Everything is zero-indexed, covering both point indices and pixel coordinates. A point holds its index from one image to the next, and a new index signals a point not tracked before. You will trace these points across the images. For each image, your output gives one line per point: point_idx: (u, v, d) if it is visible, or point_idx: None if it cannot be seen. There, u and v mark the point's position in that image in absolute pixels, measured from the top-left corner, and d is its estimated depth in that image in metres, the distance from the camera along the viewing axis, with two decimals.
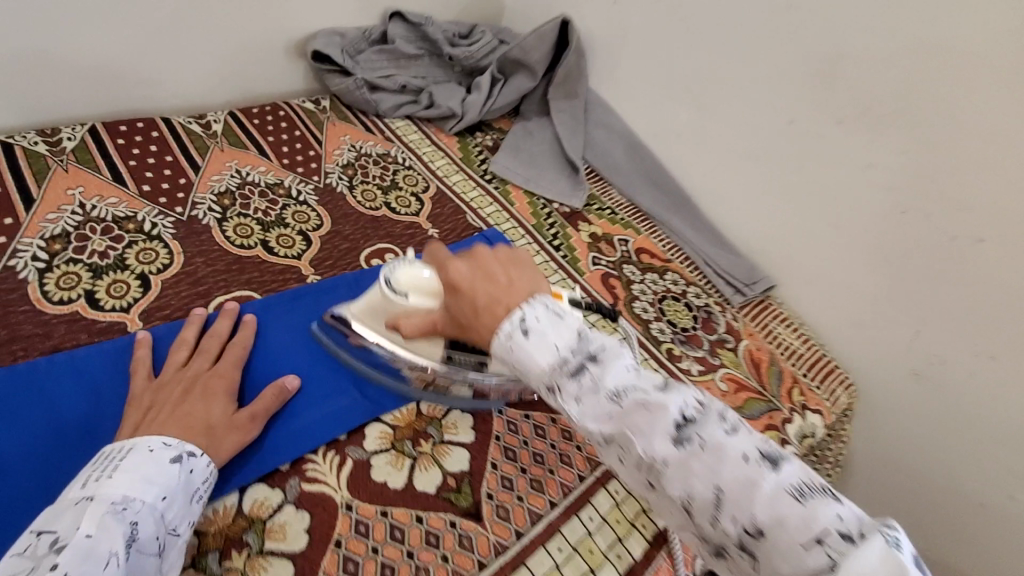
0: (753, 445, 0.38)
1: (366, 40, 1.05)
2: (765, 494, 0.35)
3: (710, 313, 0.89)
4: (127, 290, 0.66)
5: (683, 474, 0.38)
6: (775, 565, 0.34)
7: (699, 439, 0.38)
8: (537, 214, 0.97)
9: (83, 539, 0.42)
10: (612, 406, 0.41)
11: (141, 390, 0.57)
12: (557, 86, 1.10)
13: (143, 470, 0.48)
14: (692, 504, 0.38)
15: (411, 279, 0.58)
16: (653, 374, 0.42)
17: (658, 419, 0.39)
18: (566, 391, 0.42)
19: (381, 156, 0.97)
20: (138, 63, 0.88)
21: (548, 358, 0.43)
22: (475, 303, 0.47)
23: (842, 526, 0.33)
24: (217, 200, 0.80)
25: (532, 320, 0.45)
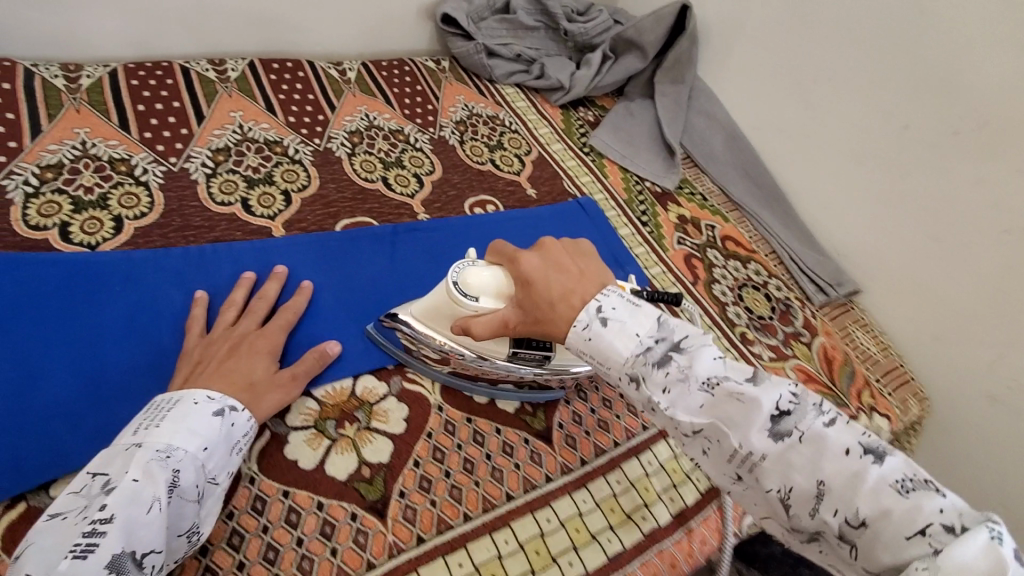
0: (853, 439, 0.41)
1: (490, 9, 1.12)
2: (868, 487, 0.39)
3: (788, 306, 0.91)
4: (274, 202, 0.77)
5: (783, 468, 0.42)
6: (874, 549, 0.38)
7: (798, 431, 0.42)
8: (629, 190, 1.01)
9: (130, 483, 0.44)
10: (704, 396, 0.46)
11: (195, 344, 0.60)
12: (665, 70, 1.12)
13: (188, 422, 0.49)
14: (793, 496, 0.42)
15: (480, 278, 0.59)
16: (739, 367, 0.47)
17: (752, 414, 0.44)
18: (655, 381, 0.47)
19: (490, 117, 1.04)
20: (294, 10, 0.99)
21: (629, 347, 0.49)
22: (552, 294, 0.53)
23: (944, 519, 0.36)
24: (348, 138, 0.90)
25: (608, 310, 0.51)
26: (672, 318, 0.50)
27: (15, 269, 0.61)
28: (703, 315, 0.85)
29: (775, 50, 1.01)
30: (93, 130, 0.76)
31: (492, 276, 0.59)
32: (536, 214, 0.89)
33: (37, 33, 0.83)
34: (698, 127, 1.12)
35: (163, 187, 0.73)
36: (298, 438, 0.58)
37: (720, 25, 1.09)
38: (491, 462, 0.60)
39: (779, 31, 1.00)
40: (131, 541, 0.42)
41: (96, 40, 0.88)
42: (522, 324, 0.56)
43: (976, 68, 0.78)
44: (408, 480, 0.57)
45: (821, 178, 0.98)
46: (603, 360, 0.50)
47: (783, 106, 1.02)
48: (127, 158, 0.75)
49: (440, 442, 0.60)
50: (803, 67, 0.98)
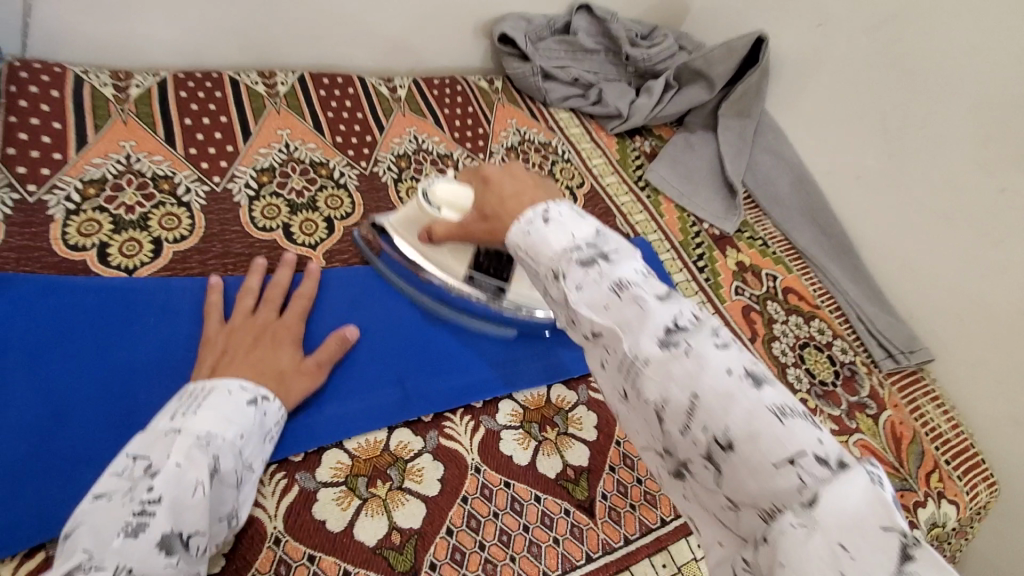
0: (740, 362, 0.36)
1: (550, 28, 1.07)
2: (744, 409, 0.34)
3: (854, 372, 0.84)
4: (316, 230, 0.74)
5: (662, 379, 0.37)
6: (740, 478, 0.33)
7: (687, 344, 0.37)
8: (685, 231, 0.94)
9: (173, 467, 0.44)
10: (610, 296, 0.40)
11: (216, 331, 0.59)
12: (731, 103, 1.05)
13: (225, 409, 0.50)
14: (666, 410, 0.36)
15: (444, 190, 0.64)
16: (659, 283, 0.41)
17: (648, 320, 0.38)
18: (570, 277, 0.42)
19: (542, 144, 0.99)
20: (349, 22, 0.95)
21: (561, 244, 0.44)
22: (504, 191, 0.51)
23: (820, 451, 0.32)
24: (395, 161, 0.86)
25: (554, 213, 0.46)
26: (612, 232, 0.45)
27: (54, 296, 0.59)
28: None
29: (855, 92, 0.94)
30: (138, 144, 0.74)
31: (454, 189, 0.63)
32: None
33: (90, 39, 0.82)
34: (762, 166, 1.05)
35: (205, 208, 0.71)
36: (327, 496, 0.54)
37: (796, 58, 1.01)
38: (529, 535, 0.56)
39: (863, 71, 0.92)
40: (178, 521, 0.43)
41: (148, 47, 0.86)
42: (476, 223, 0.55)
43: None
44: (440, 551, 0.53)
45: (895, 232, 0.91)
46: (531, 254, 0.45)
47: (859, 151, 0.94)
48: (170, 176, 0.73)
49: (475, 508, 0.56)
50: (887, 112, 0.90)
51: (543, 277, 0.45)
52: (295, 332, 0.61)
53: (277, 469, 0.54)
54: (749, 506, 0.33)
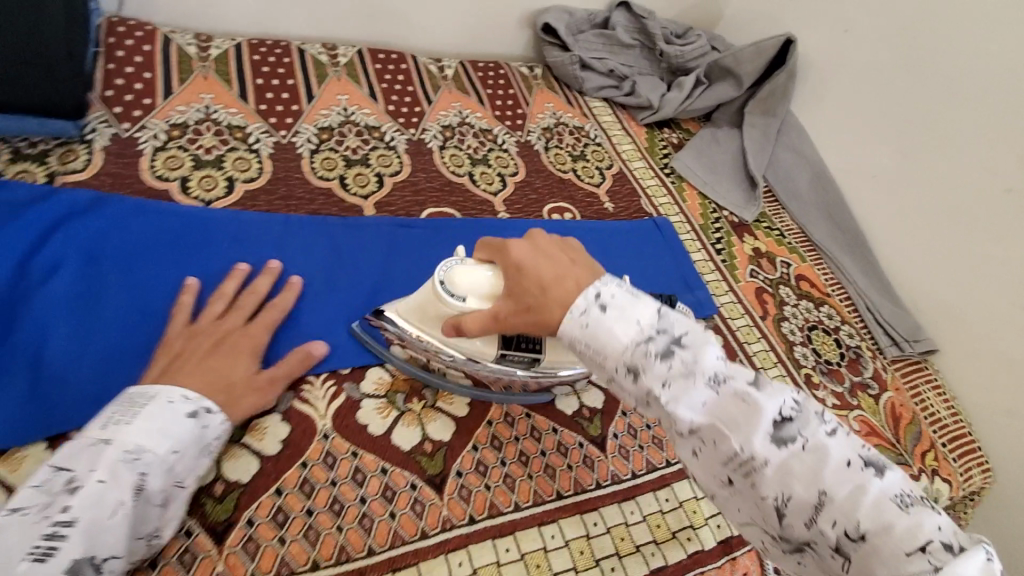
0: (851, 450, 0.41)
1: (589, 23, 1.15)
2: (869, 501, 0.39)
3: (859, 355, 0.89)
4: (367, 183, 0.82)
5: (784, 477, 0.41)
6: (870, 563, 0.38)
7: (801, 438, 0.42)
8: (706, 216, 1.00)
9: (95, 485, 0.41)
10: (709, 393, 0.44)
11: (178, 333, 0.57)
12: (758, 101, 1.11)
13: (161, 421, 0.47)
14: (790, 503, 0.41)
15: (466, 275, 0.56)
16: (745, 370, 0.45)
17: (757, 418, 0.42)
18: (654, 371, 0.45)
19: (576, 128, 1.06)
20: (406, 5, 1.04)
21: (630, 333, 0.46)
22: (543, 278, 0.50)
23: (942, 536, 0.37)
24: (441, 131, 0.93)
25: (607, 297, 0.48)
26: (672, 311, 0.48)
27: (142, 216, 0.67)
28: (767, 351, 0.83)
29: (877, 94, 0.99)
30: (216, 97, 0.83)
31: (483, 276, 0.56)
32: (614, 227, 0.90)
33: (178, 5, 0.91)
34: (784, 163, 1.09)
35: (272, 157, 0.79)
36: (370, 405, 0.60)
37: (823, 61, 1.07)
38: (545, 459, 0.61)
39: (887, 74, 0.97)
40: (92, 546, 0.40)
41: (227, 15, 0.95)
42: (513, 316, 0.52)
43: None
44: (466, 462, 0.59)
45: (910, 228, 0.95)
46: (602, 350, 0.47)
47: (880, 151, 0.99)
48: (243, 126, 0.81)
49: (498, 431, 0.62)
50: (907, 113, 0.94)
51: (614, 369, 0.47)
52: (259, 341, 0.59)
53: (327, 377, 0.61)
54: None
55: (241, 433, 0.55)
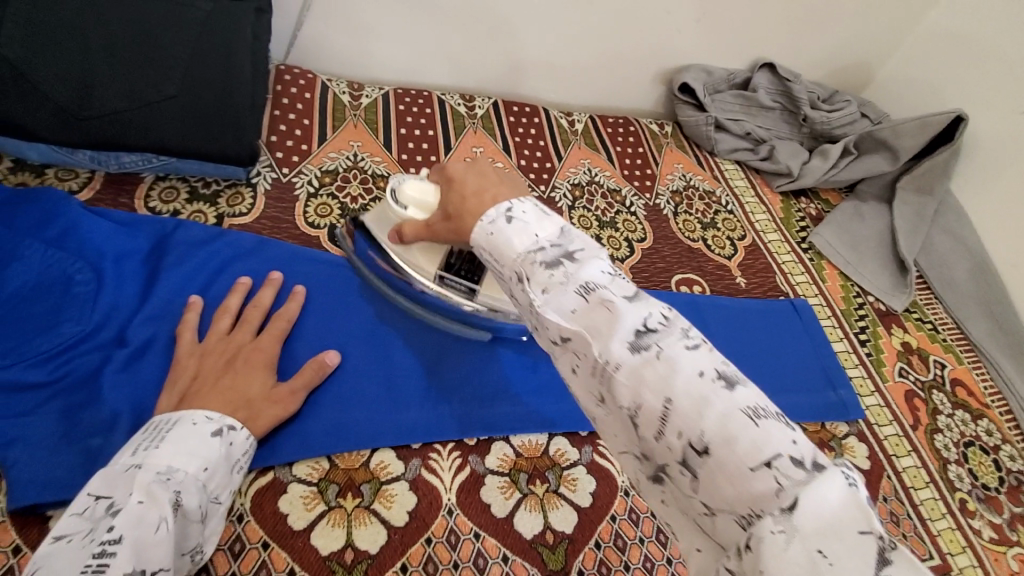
0: (710, 363, 0.35)
1: (728, 83, 1.11)
2: (717, 413, 0.32)
3: (1022, 482, 0.77)
4: None
5: (633, 384, 0.35)
6: (716, 484, 0.32)
7: (657, 348, 0.35)
8: (848, 300, 0.91)
9: (135, 504, 0.42)
10: (577, 300, 0.39)
11: (188, 352, 0.57)
12: (914, 177, 1.01)
13: (189, 442, 0.48)
14: (640, 415, 0.35)
15: (411, 188, 0.62)
16: (627, 284, 0.40)
17: (616, 322, 0.37)
18: (535, 279, 0.41)
19: (706, 192, 1.01)
20: (544, 60, 1.05)
21: (524, 245, 0.43)
22: (466, 190, 0.50)
23: (794, 452, 0.31)
24: (570, 189, 0.93)
25: (515, 211, 0.45)
26: (578, 229, 0.43)
27: (297, 263, 0.70)
28: (918, 467, 0.74)
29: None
30: (364, 145, 0.87)
31: (422, 187, 0.62)
32: (747, 306, 0.85)
33: (338, 54, 0.98)
34: (938, 247, 0.99)
35: None
36: (494, 483, 0.59)
37: (998, 141, 0.96)
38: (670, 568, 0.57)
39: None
40: (142, 560, 0.40)
41: (378, 64, 1.01)
42: (442, 225, 0.54)
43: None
44: (588, 560, 0.56)
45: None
46: (497, 257, 0.44)
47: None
48: (387, 176, 0.84)
49: (622, 529, 0.58)
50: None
51: (508, 280, 0.44)
52: (270, 355, 0.60)
53: (454, 448, 0.60)
54: (727, 511, 0.32)
55: (374, 499, 0.55)
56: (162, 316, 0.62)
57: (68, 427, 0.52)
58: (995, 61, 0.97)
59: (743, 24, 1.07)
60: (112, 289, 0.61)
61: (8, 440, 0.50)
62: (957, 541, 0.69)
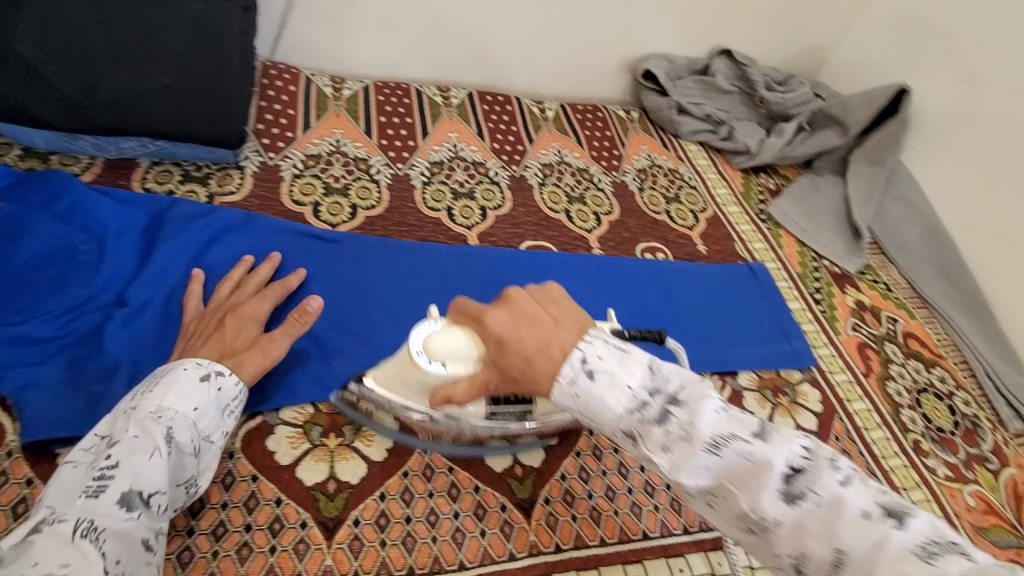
0: (872, 500, 0.35)
1: (689, 70, 1.18)
2: (892, 558, 0.32)
3: (977, 425, 0.81)
4: (472, 215, 0.87)
5: (797, 532, 0.36)
6: None
7: (813, 494, 0.36)
8: (804, 265, 0.97)
9: (130, 438, 0.47)
10: (708, 458, 0.38)
11: (194, 315, 0.63)
12: (865, 150, 1.08)
13: (178, 386, 0.52)
14: (810, 565, 0.35)
15: (443, 340, 0.50)
16: (746, 417, 0.40)
17: (762, 475, 0.37)
18: (651, 439, 0.40)
19: (670, 170, 1.08)
20: (515, 54, 1.12)
21: (621, 401, 0.41)
22: (527, 351, 0.44)
23: None
24: (540, 169, 0.99)
25: (593, 358, 0.43)
26: (664, 362, 0.43)
27: (281, 234, 0.76)
28: (870, 411, 0.79)
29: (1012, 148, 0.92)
30: (345, 132, 0.93)
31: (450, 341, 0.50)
32: (706, 270, 0.90)
33: (320, 52, 1.05)
34: (891, 214, 1.05)
35: (390, 188, 0.87)
36: None
37: (941, 112, 1.02)
38: (631, 496, 0.61)
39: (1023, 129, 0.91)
40: (137, 481, 0.46)
41: (358, 61, 1.07)
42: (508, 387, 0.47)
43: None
44: (554, 490, 0.60)
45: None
46: (596, 417, 0.42)
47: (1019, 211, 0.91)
48: (366, 158, 0.90)
49: (587, 463, 0.63)
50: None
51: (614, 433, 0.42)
52: (260, 310, 0.63)
53: None
54: None
55: (354, 438, 0.60)
56: (158, 280, 0.67)
57: (74, 375, 0.58)
58: (934, 38, 1.04)
59: (700, 14, 1.14)
60: (114, 257, 0.67)
61: (21, 385, 0.56)
62: (911, 478, 0.73)
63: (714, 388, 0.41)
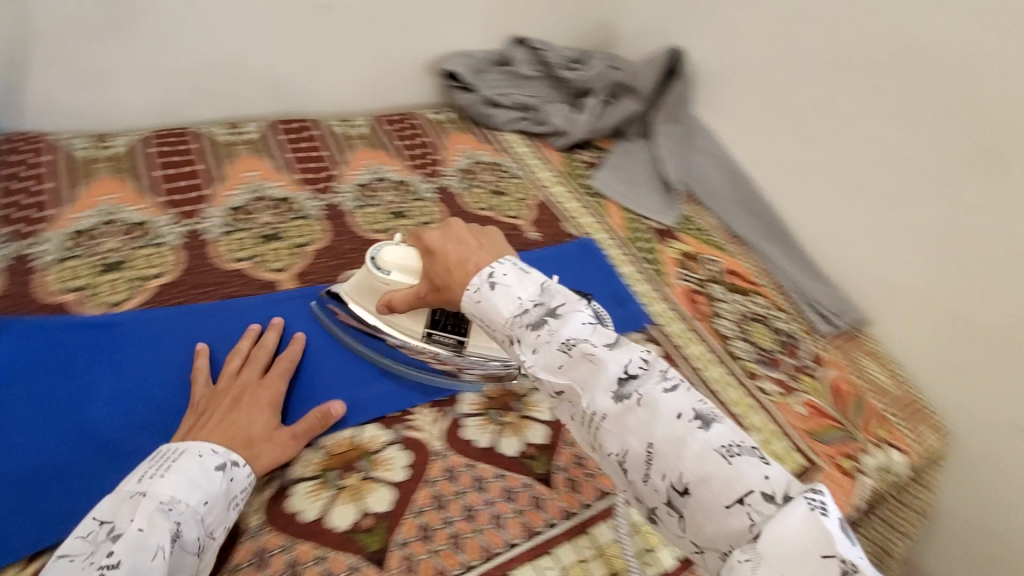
0: (688, 405, 0.43)
1: (490, 62, 1.19)
2: (692, 453, 0.41)
3: (795, 339, 0.90)
4: (284, 257, 0.81)
5: (621, 430, 0.44)
6: (698, 521, 0.40)
7: (638, 395, 0.44)
8: (631, 228, 1.02)
9: (135, 531, 0.46)
10: (563, 357, 0.47)
11: (201, 394, 0.63)
12: (662, 111, 1.16)
13: (192, 474, 0.52)
14: (628, 459, 0.43)
15: (393, 256, 0.68)
16: (604, 333, 0.48)
17: (600, 375, 0.45)
18: (526, 341, 0.49)
19: (492, 164, 1.08)
20: (306, 76, 1.06)
21: (510, 309, 0.51)
22: (449, 261, 0.57)
23: (765, 488, 0.39)
24: (356, 191, 0.94)
25: (499, 276, 0.53)
26: (556, 285, 0.52)
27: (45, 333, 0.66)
28: (706, 350, 0.85)
29: (847, 104, 0.92)
30: (118, 197, 0.82)
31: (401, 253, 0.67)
32: (539, 256, 0.92)
33: (73, 111, 0.92)
34: (697, 164, 1.13)
35: (182, 248, 0.78)
36: (302, 489, 0.59)
37: (713, 64, 1.11)
38: (492, 508, 0.60)
39: (824, 77, 0.94)
40: None
41: (125, 113, 0.96)
42: (431, 294, 0.61)
43: (994, 87, 0.76)
44: (410, 529, 0.57)
45: (836, 204, 0.95)
46: (486, 320, 0.52)
47: (912, 179, 0.85)
48: (148, 221, 0.80)
49: (441, 489, 0.60)
50: (950, 148, 0.81)
51: (501, 339, 0.52)
52: (275, 394, 0.64)
53: None
54: (711, 548, 0.40)
55: None
56: None
57: None
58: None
59: (484, 7, 1.15)
60: None
61: None
62: (748, 403, 0.80)
63: (587, 308, 0.50)
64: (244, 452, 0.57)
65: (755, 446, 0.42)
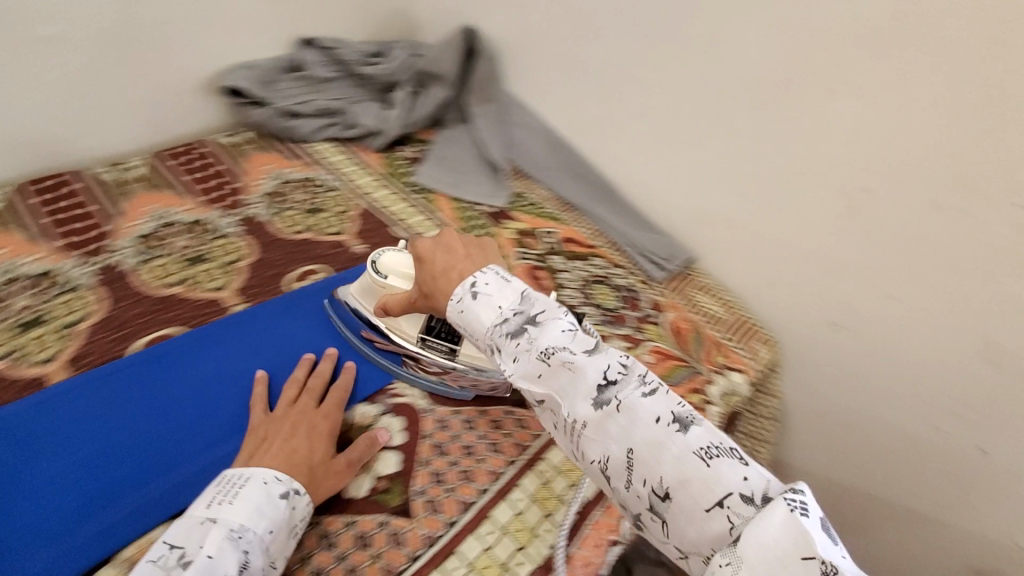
0: (668, 409, 0.47)
1: (280, 69, 1.09)
2: (672, 457, 0.44)
3: (634, 292, 0.93)
4: (49, 344, 0.71)
5: (602, 437, 0.47)
6: (680, 524, 0.43)
7: (617, 401, 0.47)
8: (463, 218, 0.99)
9: (205, 559, 0.48)
10: (540, 365, 0.50)
11: (259, 423, 0.65)
12: (473, 92, 1.13)
13: (254, 503, 0.53)
14: (610, 464, 0.47)
15: (393, 261, 0.71)
16: (585, 339, 0.50)
17: (579, 382, 0.48)
18: (506, 349, 0.52)
19: (303, 181, 0.99)
20: (50, 123, 0.90)
21: (491, 318, 0.53)
22: (435, 270, 0.60)
23: (744, 490, 0.42)
24: (140, 245, 0.83)
25: (482, 285, 0.55)
26: (535, 293, 0.54)
27: None
28: None
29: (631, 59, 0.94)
30: None
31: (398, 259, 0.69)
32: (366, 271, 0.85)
33: None
34: (518, 138, 1.12)
35: None
36: None
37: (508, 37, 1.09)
38: (345, 563, 0.56)
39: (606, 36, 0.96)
40: None
41: None
42: (420, 299, 0.63)
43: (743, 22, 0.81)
44: None
45: (644, 155, 0.99)
46: (470, 329, 0.55)
47: (700, 120, 0.90)
48: None
49: None
50: (724, 84, 0.85)
51: (482, 346, 0.54)
52: (336, 423, 0.65)
53: None
54: (694, 553, 0.43)
55: None
56: None
57: None
58: None
59: (254, 12, 1.04)
60: None
61: None
62: None
63: (566, 315, 0.52)
64: (305, 481, 0.58)
65: (735, 447, 0.45)
